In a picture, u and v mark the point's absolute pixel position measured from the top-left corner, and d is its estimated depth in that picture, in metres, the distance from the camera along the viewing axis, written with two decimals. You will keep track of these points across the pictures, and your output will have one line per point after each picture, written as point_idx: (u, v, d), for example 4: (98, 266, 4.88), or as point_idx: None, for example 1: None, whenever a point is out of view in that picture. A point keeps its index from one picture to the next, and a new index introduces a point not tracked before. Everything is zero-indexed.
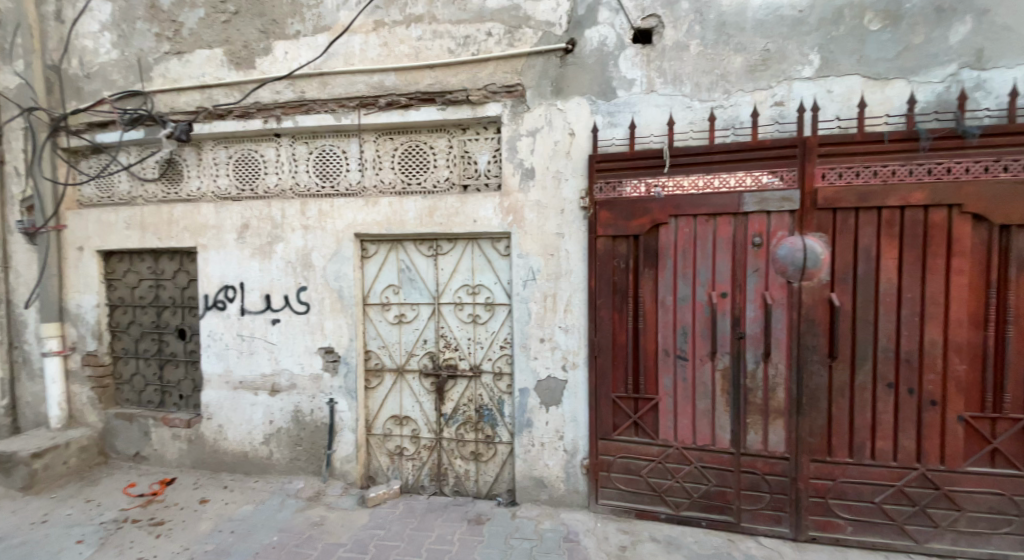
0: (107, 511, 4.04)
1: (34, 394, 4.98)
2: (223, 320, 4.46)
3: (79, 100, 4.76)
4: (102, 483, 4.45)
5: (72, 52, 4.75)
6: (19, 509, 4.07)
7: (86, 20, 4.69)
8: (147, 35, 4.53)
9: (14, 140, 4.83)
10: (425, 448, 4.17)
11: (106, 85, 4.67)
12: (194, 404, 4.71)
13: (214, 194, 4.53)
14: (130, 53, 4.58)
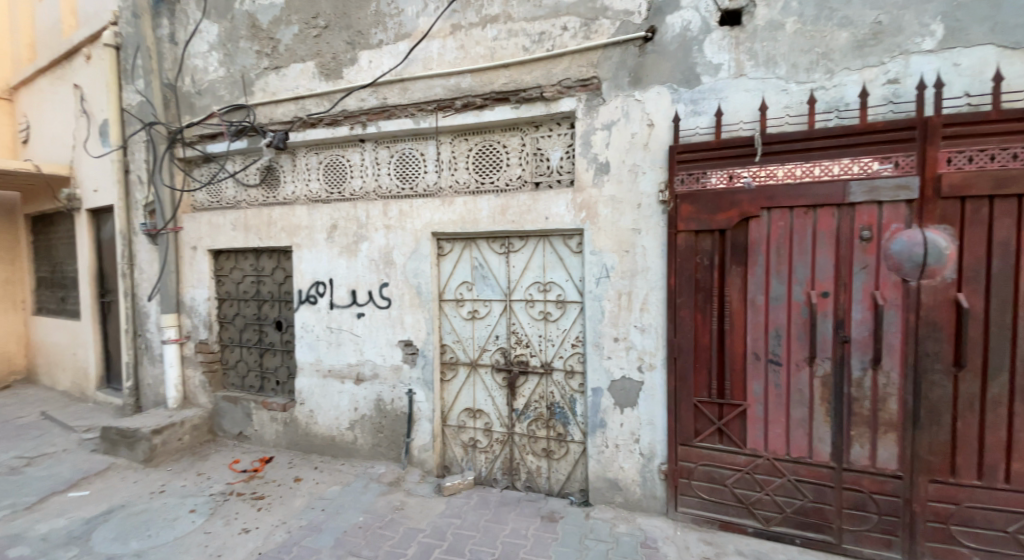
0: (215, 484, 4.41)
1: (153, 376, 5.55)
2: (314, 313, 4.73)
3: (191, 114, 5.30)
4: (211, 458, 4.87)
5: (190, 73, 5.28)
6: (144, 478, 4.54)
7: (197, 41, 5.19)
8: (249, 52, 4.89)
9: (140, 153, 5.46)
10: (497, 442, 4.16)
11: (215, 101, 5.11)
12: (289, 390, 5.02)
13: (307, 198, 4.80)
14: (235, 71, 4.98)
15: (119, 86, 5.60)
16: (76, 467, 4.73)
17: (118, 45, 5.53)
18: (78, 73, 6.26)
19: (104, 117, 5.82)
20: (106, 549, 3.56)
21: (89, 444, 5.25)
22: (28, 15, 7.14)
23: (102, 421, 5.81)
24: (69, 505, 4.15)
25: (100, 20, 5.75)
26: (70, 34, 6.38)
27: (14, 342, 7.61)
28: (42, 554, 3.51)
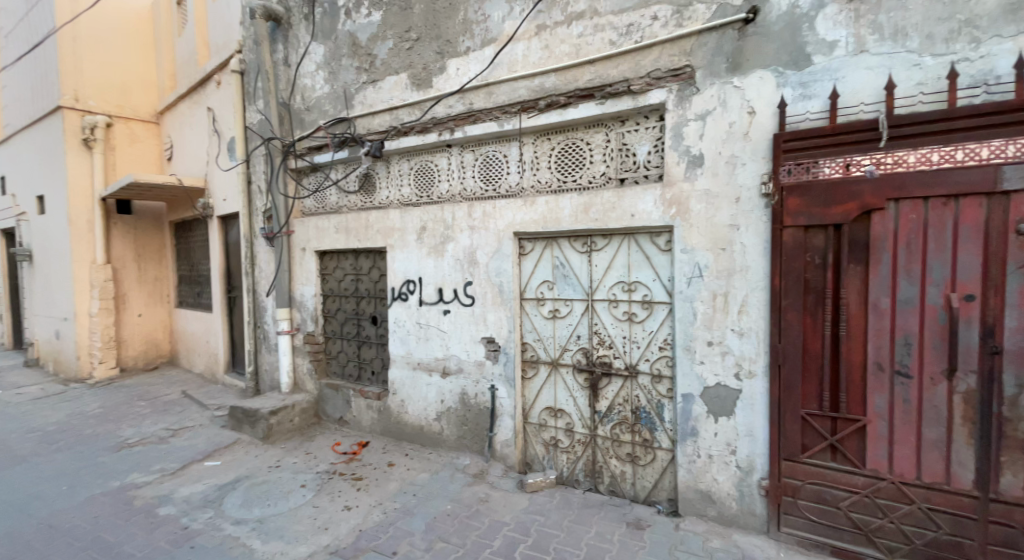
0: (321, 463, 4.73)
1: (270, 363, 6.02)
2: (406, 309, 4.88)
3: (302, 129, 5.65)
4: (317, 439, 5.24)
5: (300, 91, 5.66)
6: (262, 453, 4.98)
7: (306, 62, 5.57)
8: (350, 69, 5.17)
9: (259, 165, 6.01)
10: (579, 444, 4.03)
11: (321, 115, 5.46)
12: (382, 380, 5.25)
13: (400, 202, 4.96)
14: (337, 87, 5.28)
15: (243, 106, 6.24)
16: (209, 441, 5.30)
17: (243, 71, 6.18)
18: (210, 96, 6.97)
19: (231, 134, 6.47)
20: (233, 514, 3.95)
21: (217, 422, 5.85)
22: (172, 50, 8.12)
23: (229, 400, 6.44)
24: (203, 473, 4.66)
25: (229, 47, 6.44)
26: (203, 63, 7.11)
27: (160, 332, 8.57)
28: (184, 515, 3.97)
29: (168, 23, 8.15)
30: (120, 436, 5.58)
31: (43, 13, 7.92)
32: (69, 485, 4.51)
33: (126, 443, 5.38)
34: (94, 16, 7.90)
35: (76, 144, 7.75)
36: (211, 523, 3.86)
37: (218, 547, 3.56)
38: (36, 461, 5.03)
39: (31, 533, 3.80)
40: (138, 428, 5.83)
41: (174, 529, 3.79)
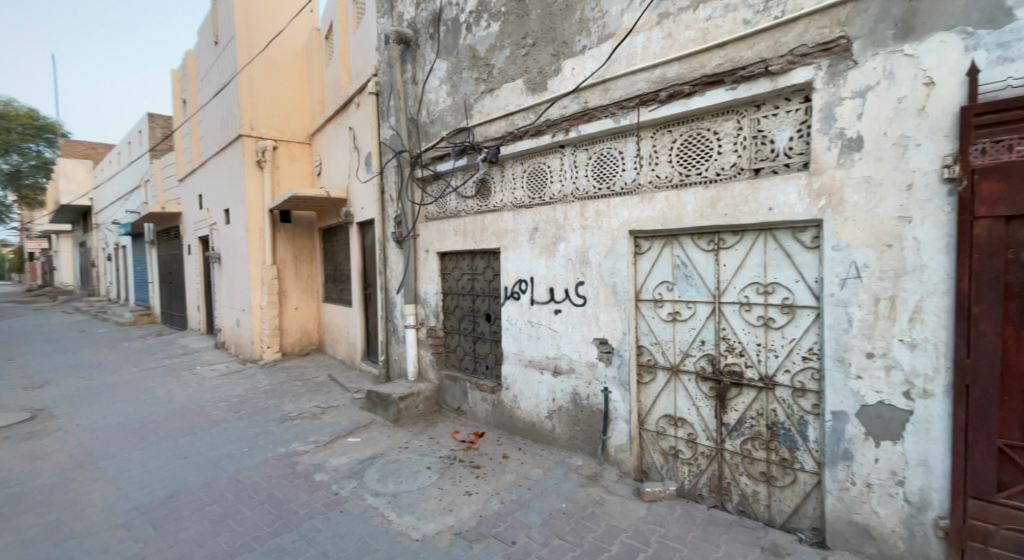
0: (443, 448, 4.95)
1: (399, 353, 6.43)
2: (518, 308, 4.87)
3: (427, 141, 5.93)
4: (439, 426, 5.46)
5: (426, 106, 5.92)
6: (394, 434, 5.34)
7: (431, 79, 5.82)
8: (470, 81, 5.31)
9: (391, 175, 6.45)
10: (703, 457, 3.71)
11: (443, 127, 5.67)
12: (495, 375, 5.30)
13: (513, 204, 4.96)
14: (458, 98, 5.45)
15: (378, 124, 6.74)
16: (352, 419, 5.83)
17: (378, 92, 6.67)
18: (351, 118, 7.59)
19: (368, 149, 7.01)
20: (373, 487, 4.31)
21: (357, 403, 6.41)
22: (322, 79, 8.94)
23: (366, 385, 7.00)
24: (347, 447, 5.13)
25: (367, 70, 6.92)
26: (347, 88, 7.70)
27: (313, 322, 9.53)
28: (334, 482, 4.43)
29: (318, 54, 9.01)
30: (283, 410, 6.39)
31: (229, 58, 9.28)
32: (248, 448, 5.26)
33: (288, 416, 6.16)
34: (265, 54, 9.05)
35: (252, 166, 8.94)
36: (356, 492, 4.25)
37: (360, 515, 3.90)
38: (225, 426, 5.95)
39: (220, 485, 4.49)
40: (295, 404, 6.63)
41: (327, 494, 4.24)
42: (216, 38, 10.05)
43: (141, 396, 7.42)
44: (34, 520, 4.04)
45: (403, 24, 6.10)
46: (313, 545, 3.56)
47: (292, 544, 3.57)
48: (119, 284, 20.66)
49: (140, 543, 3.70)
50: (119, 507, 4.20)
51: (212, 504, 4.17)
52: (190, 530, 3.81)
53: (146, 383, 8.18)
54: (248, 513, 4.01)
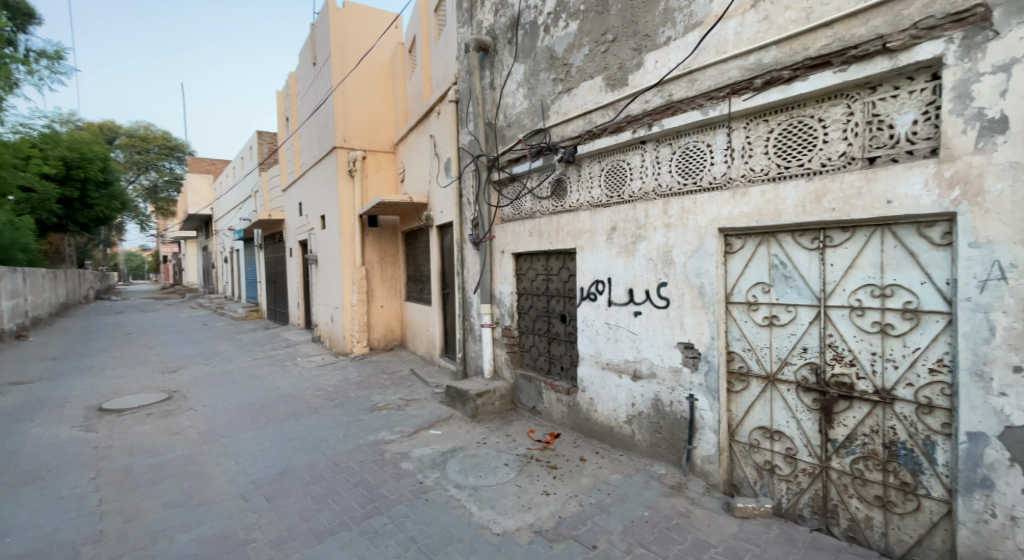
0: (519, 446, 4.91)
1: (476, 351, 6.49)
2: (595, 309, 4.71)
3: (503, 144, 5.92)
4: (515, 424, 5.43)
5: (503, 110, 5.92)
6: (472, 429, 5.39)
7: (508, 83, 5.80)
8: (547, 82, 5.23)
9: (469, 179, 6.52)
10: (804, 475, 3.40)
11: (520, 130, 5.64)
12: (571, 376, 5.16)
13: (590, 204, 4.79)
14: (535, 100, 5.39)
15: (457, 130, 6.85)
16: (433, 412, 5.96)
17: (457, 100, 6.78)
18: (432, 126, 7.77)
19: (448, 155, 7.14)
20: (454, 479, 4.38)
21: (438, 397, 6.55)
22: (405, 89, 9.22)
23: (445, 380, 7.13)
24: (429, 439, 5.24)
25: (448, 79, 7.04)
26: (428, 97, 7.89)
27: (396, 319, 9.88)
28: (420, 471, 4.56)
29: (402, 66, 9.31)
30: (371, 401, 6.67)
31: (326, 77, 9.90)
32: (344, 434, 5.56)
33: (376, 406, 6.42)
34: (356, 70, 9.53)
35: (344, 174, 9.42)
36: (439, 482, 4.34)
37: (444, 504, 3.98)
38: (322, 413, 6.33)
39: (319, 467, 4.78)
40: (382, 395, 6.89)
41: (413, 482, 4.37)
42: (314, 59, 10.77)
43: (250, 382, 8.10)
44: (171, 486, 4.53)
45: (482, 31, 6.15)
46: (401, 530, 3.68)
47: (384, 527, 3.72)
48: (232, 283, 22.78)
49: (253, 514, 4.02)
50: (238, 480, 4.61)
51: (313, 484, 4.45)
52: (298, 505, 4.10)
53: (255, 370, 8.92)
54: (343, 495, 4.23)
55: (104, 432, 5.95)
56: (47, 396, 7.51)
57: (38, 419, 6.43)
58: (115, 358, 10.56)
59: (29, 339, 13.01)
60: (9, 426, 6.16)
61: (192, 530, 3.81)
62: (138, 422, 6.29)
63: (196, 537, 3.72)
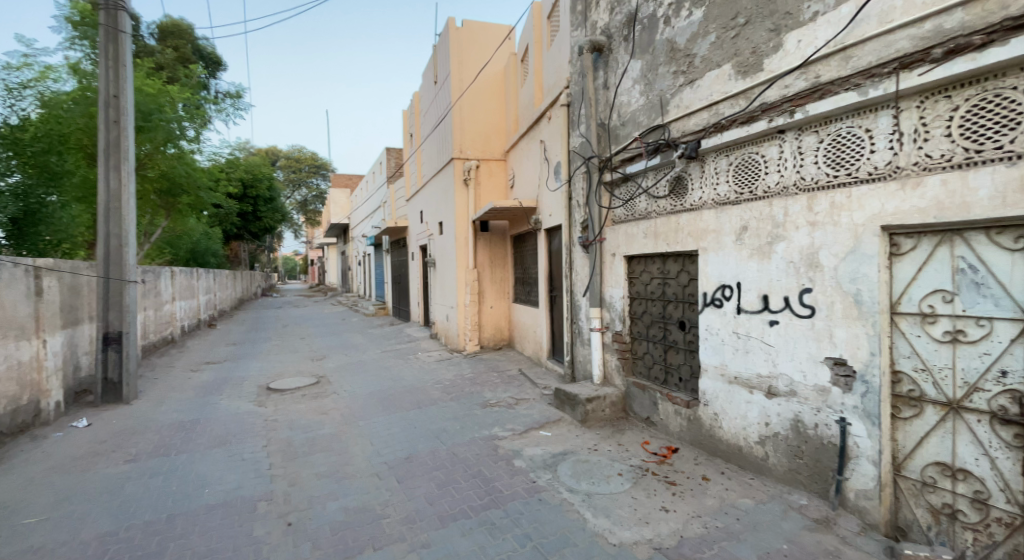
0: (633, 457, 4.60)
1: (584, 355, 6.25)
2: (720, 317, 4.26)
3: (617, 144, 5.62)
4: (627, 433, 5.10)
5: (617, 108, 5.63)
6: (582, 434, 5.17)
7: (624, 80, 5.48)
8: (666, 76, 4.84)
9: (579, 181, 6.30)
10: (1000, 526, 2.81)
11: (635, 127, 5.29)
12: (691, 388, 4.68)
13: (715, 202, 4.32)
14: (653, 96, 5.01)
15: (568, 134, 6.69)
16: (542, 413, 5.85)
17: (569, 103, 6.61)
18: (543, 131, 7.70)
19: (558, 159, 7.01)
20: (567, 482, 4.23)
21: (547, 398, 6.43)
22: (517, 97, 9.23)
23: (553, 382, 6.98)
24: (540, 440, 5.13)
25: (560, 84, 6.92)
26: (539, 104, 7.83)
27: (505, 320, 9.94)
28: (532, 470, 4.47)
29: (514, 75, 9.34)
30: (484, 397, 6.73)
31: (446, 93, 10.33)
32: (459, 427, 5.65)
33: (488, 403, 6.46)
34: (473, 84, 9.80)
35: (460, 184, 9.77)
36: (552, 483, 4.21)
37: (556, 506, 3.85)
38: (438, 405, 6.51)
39: (440, 455, 4.92)
40: (494, 392, 6.94)
41: (526, 480, 4.30)
42: (435, 77, 11.29)
43: (380, 371, 8.71)
44: (322, 459, 4.99)
45: (596, 31, 5.93)
46: (517, 525, 3.63)
47: (501, 520, 3.71)
48: (364, 283, 24.75)
49: (386, 492, 4.25)
50: (373, 460, 4.93)
51: (435, 470, 4.59)
52: (423, 489, 4.25)
53: (384, 361, 9.57)
54: (462, 484, 4.29)
55: (270, 407, 6.79)
56: (230, 375, 8.81)
57: (224, 393, 7.58)
58: (276, 344, 12.09)
59: (215, 328, 15.48)
60: (204, 398, 7.34)
61: (340, 499, 4.14)
62: (292, 402, 7.04)
63: (342, 506, 4.03)
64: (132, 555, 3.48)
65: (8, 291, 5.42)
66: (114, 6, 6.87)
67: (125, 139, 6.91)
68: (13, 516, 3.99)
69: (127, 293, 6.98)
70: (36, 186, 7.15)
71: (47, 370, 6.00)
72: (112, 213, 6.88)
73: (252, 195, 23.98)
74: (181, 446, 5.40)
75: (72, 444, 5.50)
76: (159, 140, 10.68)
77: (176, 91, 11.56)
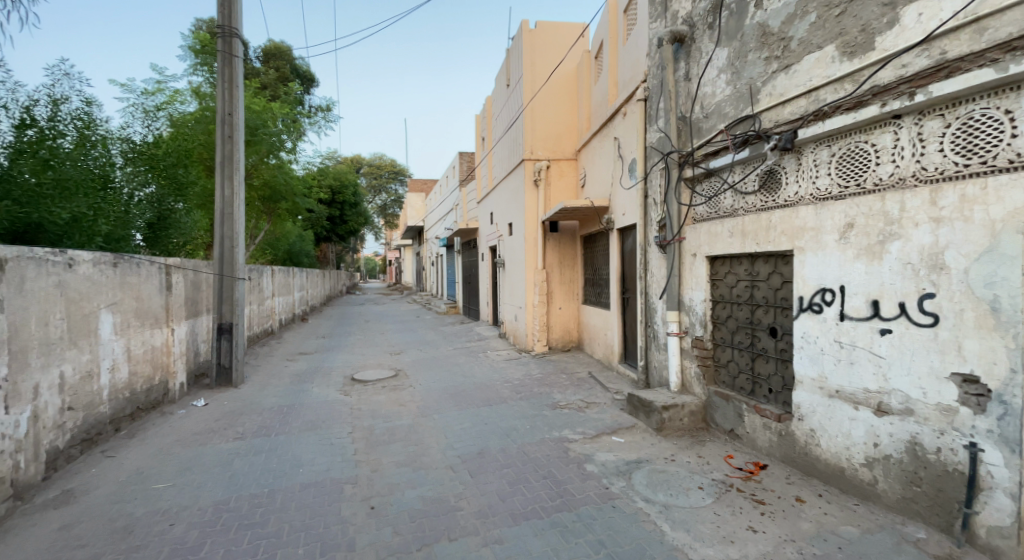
0: (715, 471, 4.25)
1: (659, 361, 5.94)
2: (819, 324, 3.87)
3: (699, 138, 5.30)
4: (707, 445, 4.75)
5: (700, 100, 5.31)
6: (658, 443, 4.88)
7: (709, 69, 5.15)
8: (757, 63, 4.48)
9: (656, 178, 6.00)
10: None
11: (721, 119, 4.95)
12: (783, 401, 4.30)
13: (814, 197, 3.94)
14: (742, 85, 4.66)
15: (645, 129, 6.41)
16: (614, 418, 5.62)
17: (646, 97, 6.34)
18: (617, 127, 7.46)
19: (633, 155, 6.75)
20: (642, 491, 3.98)
21: (619, 403, 6.17)
22: (589, 96, 9.03)
23: (625, 388, 6.70)
24: (613, 445, 4.90)
25: (636, 78, 6.66)
26: (613, 100, 7.60)
27: (573, 322, 9.72)
28: (605, 476, 4.26)
29: (587, 73, 9.14)
30: (553, 398, 6.57)
31: (518, 95, 10.32)
32: (529, 427, 5.54)
33: (558, 404, 6.30)
34: (546, 84, 9.72)
35: (529, 184, 9.74)
36: (626, 491, 3.98)
37: (631, 515, 3.63)
38: (508, 403, 6.44)
39: (511, 453, 4.83)
40: (563, 394, 6.76)
41: (598, 485, 4.10)
42: (507, 80, 11.30)
43: (453, 367, 8.80)
44: (400, 448, 5.06)
45: (678, 21, 5.63)
46: (590, 531, 3.45)
47: (574, 524, 3.54)
48: (437, 282, 25.34)
49: (461, 485, 4.21)
50: (447, 452, 4.93)
51: (507, 468, 4.49)
52: (495, 485, 4.17)
53: (456, 358, 9.66)
54: (534, 483, 4.17)
55: (354, 396, 7.03)
56: (320, 365, 9.30)
57: (314, 382, 7.97)
58: (359, 338, 12.63)
59: (308, 322, 16.47)
60: (297, 385, 7.75)
61: (417, 488, 4.15)
62: (374, 392, 7.25)
63: (420, 494, 4.04)
64: (237, 524, 3.66)
65: (145, 284, 6.07)
66: (229, 33, 7.50)
67: (236, 150, 7.50)
68: (148, 480, 4.36)
69: (236, 289, 7.59)
70: (167, 195, 7.53)
71: (175, 353, 6.68)
72: (226, 218, 7.56)
73: (340, 200, 25.32)
74: (279, 428, 5.70)
75: (192, 421, 5.99)
76: (265, 151, 12.04)
77: (277, 107, 12.83)
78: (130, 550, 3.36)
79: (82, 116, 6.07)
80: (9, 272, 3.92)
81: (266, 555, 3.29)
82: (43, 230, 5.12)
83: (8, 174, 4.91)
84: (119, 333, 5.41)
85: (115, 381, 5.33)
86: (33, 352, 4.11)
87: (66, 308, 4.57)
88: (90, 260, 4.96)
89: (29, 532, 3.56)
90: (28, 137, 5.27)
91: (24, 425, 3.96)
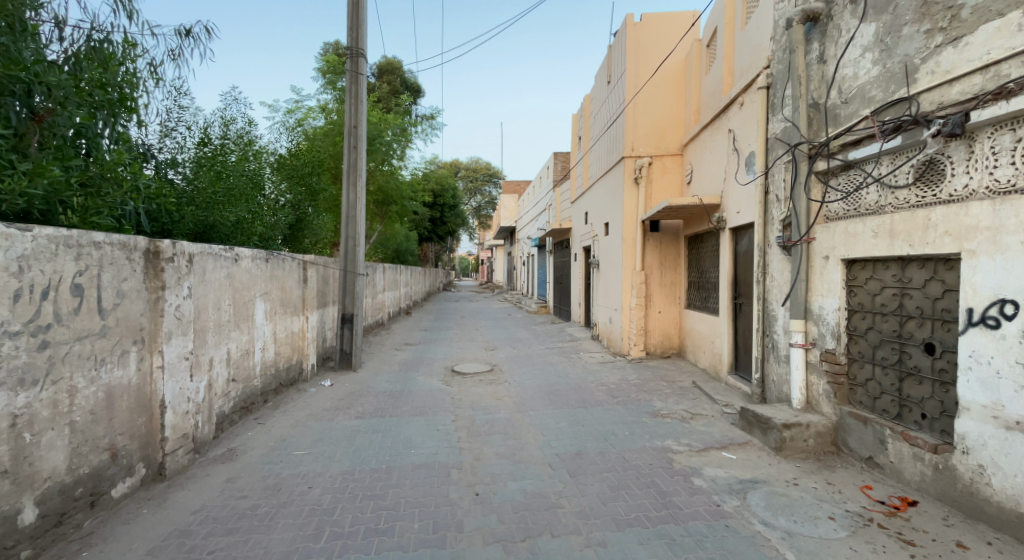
0: (849, 501, 3.72)
1: (779, 374, 5.39)
2: (995, 342, 3.25)
3: (836, 127, 4.73)
4: (839, 472, 4.19)
5: (838, 84, 4.73)
6: (777, 464, 4.38)
7: (850, 48, 4.56)
8: (914, 37, 3.88)
9: (780, 173, 5.46)
10: None
11: (865, 104, 4.37)
12: (941, 429, 3.69)
13: (991, 191, 3.32)
14: (894, 64, 4.07)
15: (767, 120, 5.87)
16: (724, 433, 5.17)
17: (769, 84, 5.81)
18: (732, 119, 6.92)
19: (751, 149, 6.22)
20: (759, 513, 3.57)
21: (729, 417, 5.69)
22: (699, 87, 8.50)
23: (736, 401, 6.17)
24: (724, 462, 4.49)
25: (758, 64, 6.11)
26: (728, 91, 7.06)
27: (674, 327, 9.20)
28: (716, 493, 3.90)
29: (698, 64, 8.58)
30: (653, 406, 6.22)
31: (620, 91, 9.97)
32: (630, 432, 5.27)
33: (659, 413, 5.94)
34: (652, 78, 9.27)
35: (630, 182, 9.40)
36: (740, 511, 3.61)
37: (748, 538, 3.25)
38: (608, 407, 6.18)
39: (609, 457, 4.61)
40: (665, 403, 6.38)
41: (708, 502, 3.75)
42: (609, 77, 10.94)
43: (549, 366, 8.70)
44: (500, 440, 5.03)
45: None
46: (702, 548, 3.15)
47: (682, 538, 3.25)
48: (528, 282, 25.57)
49: (560, 483, 4.07)
50: (545, 449, 4.81)
51: (607, 472, 4.29)
52: (597, 487, 3.98)
53: (551, 357, 9.53)
54: (636, 491, 3.92)
55: (455, 387, 7.17)
56: (424, 355, 9.63)
57: (419, 371, 8.24)
58: (458, 333, 12.92)
59: (412, 316, 17.23)
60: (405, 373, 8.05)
61: (519, 482, 4.06)
62: (472, 385, 7.32)
63: (521, 487, 3.96)
64: (362, 493, 3.80)
65: (288, 276, 6.61)
66: (356, 54, 7.94)
67: (359, 159, 7.88)
68: (287, 447, 4.67)
69: (358, 283, 8.02)
70: (303, 201, 8.32)
71: (308, 338, 7.24)
72: (350, 219, 8.00)
73: (441, 203, 26.40)
74: (392, 411, 5.92)
75: (321, 399, 6.40)
76: (379, 159, 13.37)
77: (390, 119, 13.74)
78: (279, 505, 3.58)
79: (244, 134, 6.85)
80: (196, 266, 4.29)
81: (388, 525, 3.36)
82: (217, 231, 5.59)
83: (192, 185, 5.45)
84: (268, 318, 5.92)
85: (265, 359, 5.84)
86: (210, 331, 4.53)
87: (233, 297, 5.02)
88: (250, 256, 5.42)
89: (202, 480, 3.90)
90: (206, 152, 5.86)
91: (202, 391, 4.36)
